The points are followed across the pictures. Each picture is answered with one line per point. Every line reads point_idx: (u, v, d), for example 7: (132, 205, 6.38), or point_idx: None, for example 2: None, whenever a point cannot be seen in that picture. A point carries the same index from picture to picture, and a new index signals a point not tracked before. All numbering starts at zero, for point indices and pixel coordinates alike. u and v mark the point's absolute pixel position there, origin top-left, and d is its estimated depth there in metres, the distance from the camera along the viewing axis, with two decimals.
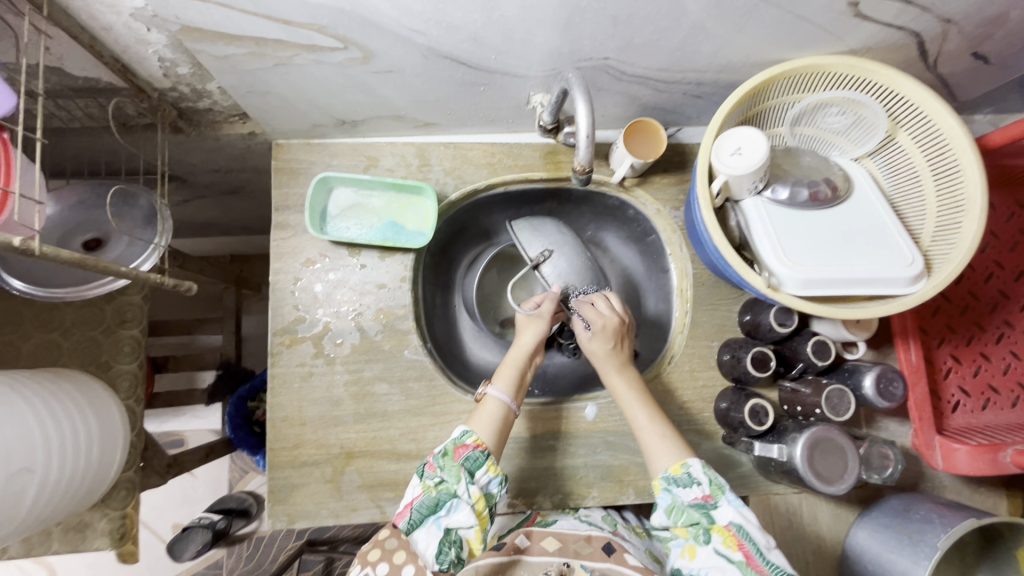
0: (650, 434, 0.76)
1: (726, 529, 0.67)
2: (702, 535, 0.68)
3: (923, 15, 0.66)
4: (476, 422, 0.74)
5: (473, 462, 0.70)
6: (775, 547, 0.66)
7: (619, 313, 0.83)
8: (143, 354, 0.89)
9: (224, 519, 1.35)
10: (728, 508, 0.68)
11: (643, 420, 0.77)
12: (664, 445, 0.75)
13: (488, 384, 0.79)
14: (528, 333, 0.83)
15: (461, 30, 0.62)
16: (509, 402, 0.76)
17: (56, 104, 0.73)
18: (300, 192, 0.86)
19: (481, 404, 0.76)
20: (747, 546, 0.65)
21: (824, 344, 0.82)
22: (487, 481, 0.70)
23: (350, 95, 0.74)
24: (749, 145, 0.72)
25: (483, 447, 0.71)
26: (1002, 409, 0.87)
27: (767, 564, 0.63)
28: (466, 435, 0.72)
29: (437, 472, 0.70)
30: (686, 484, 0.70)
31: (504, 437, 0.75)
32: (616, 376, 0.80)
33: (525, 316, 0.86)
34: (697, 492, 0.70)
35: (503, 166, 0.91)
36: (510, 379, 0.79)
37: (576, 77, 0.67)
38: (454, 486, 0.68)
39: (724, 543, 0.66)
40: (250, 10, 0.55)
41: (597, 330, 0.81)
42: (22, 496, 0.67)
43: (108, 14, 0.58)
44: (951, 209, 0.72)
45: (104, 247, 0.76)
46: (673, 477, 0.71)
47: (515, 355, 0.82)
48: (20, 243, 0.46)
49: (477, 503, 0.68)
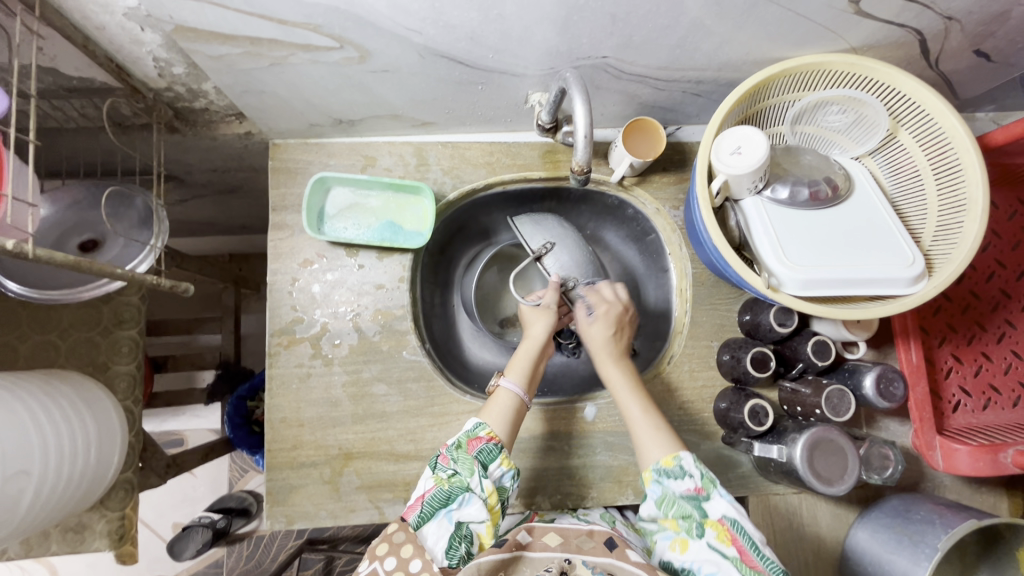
0: (642, 426, 0.74)
1: (720, 523, 0.66)
2: (695, 529, 0.67)
3: (925, 12, 0.65)
4: (489, 415, 0.74)
5: (487, 454, 0.69)
6: (767, 542, 0.65)
7: (621, 303, 0.85)
8: (141, 354, 0.89)
9: (224, 519, 1.36)
10: (721, 501, 0.67)
11: (636, 411, 0.76)
12: (655, 438, 0.73)
13: (502, 375, 0.78)
14: (539, 325, 0.83)
15: (458, 29, 0.61)
16: (522, 394, 0.76)
17: (51, 104, 0.72)
18: (297, 192, 0.85)
19: (494, 396, 0.76)
20: (741, 541, 0.64)
21: (824, 344, 0.81)
22: (500, 475, 0.69)
23: (347, 94, 0.74)
24: (749, 145, 0.71)
25: (496, 440, 0.70)
26: (1003, 409, 0.86)
27: (761, 559, 0.63)
28: (480, 427, 0.71)
29: (450, 465, 0.69)
30: (677, 476, 0.69)
31: (517, 429, 0.75)
32: (611, 366, 0.80)
33: (533, 308, 0.86)
34: (689, 484, 0.68)
35: (502, 165, 0.91)
36: (523, 370, 0.78)
37: (574, 76, 0.66)
38: (466, 479, 0.67)
39: (717, 538, 0.65)
40: (244, 9, 0.54)
41: (599, 316, 0.83)
42: (19, 498, 0.67)
43: (101, 14, 0.57)
44: (953, 208, 0.71)
45: (100, 248, 0.76)
46: (665, 469, 0.69)
47: (529, 346, 0.81)
48: (13, 246, 0.46)
49: (490, 496, 0.67)
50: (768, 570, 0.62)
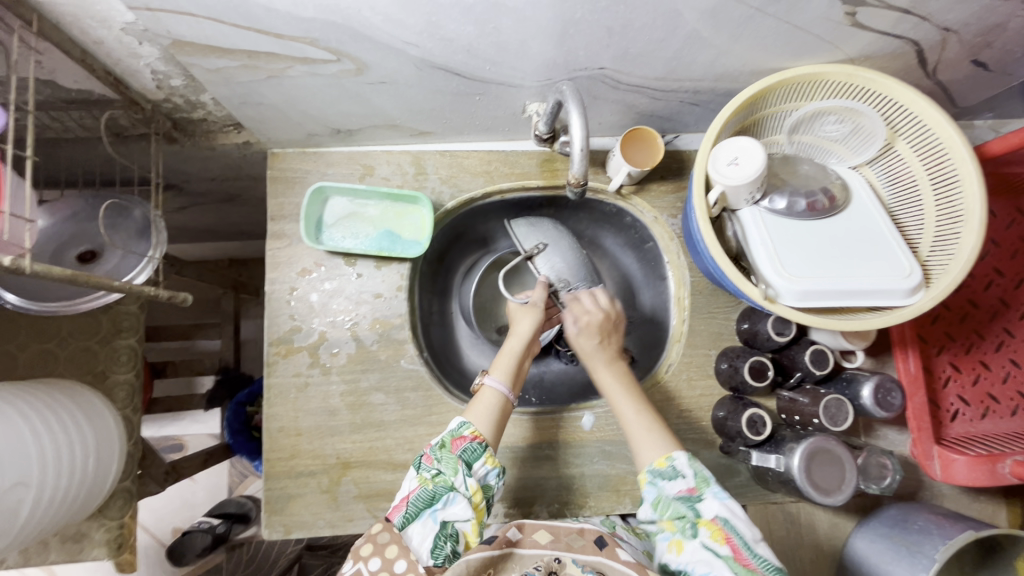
0: (636, 426, 0.74)
1: (713, 523, 0.65)
2: (689, 529, 0.66)
3: (922, 24, 0.66)
4: (473, 412, 0.74)
5: (471, 453, 0.69)
6: (761, 539, 0.64)
7: (605, 310, 0.84)
8: (140, 363, 0.89)
9: (224, 524, 1.37)
10: (714, 501, 0.66)
11: (630, 413, 0.76)
12: (648, 437, 0.73)
13: (486, 374, 0.79)
14: (525, 321, 0.83)
15: (454, 42, 0.61)
16: (507, 393, 0.76)
17: (49, 115, 0.73)
18: (295, 202, 0.85)
19: (480, 394, 0.76)
20: (734, 540, 0.63)
21: (822, 353, 0.81)
22: (484, 473, 0.69)
23: (345, 104, 0.74)
24: (746, 155, 0.71)
25: (481, 439, 0.70)
26: (1002, 418, 0.86)
27: (754, 557, 0.61)
28: (465, 426, 0.72)
29: (434, 464, 0.69)
30: (670, 477, 0.69)
31: (501, 427, 0.75)
32: (604, 371, 0.80)
33: (520, 305, 0.87)
34: (682, 485, 0.68)
35: (499, 174, 0.91)
36: (509, 366, 0.79)
37: (571, 89, 0.67)
38: (450, 478, 0.67)
39: (711, 537, 0.64)
40: (241, 24, 0.54)
41: (583, 327, 0.82)
42: (17, 510, 0.67)
43: (98, 29, 0.58)
44: (951, 218, 0.71)
45: (99, 259, 0.76)
46: (658, 471, 0.70)
47: (514, 343, 0.81)
48: (10, 262, 0.46)
49: (473, 495, 0.67)
50: (761, 569, 0.61)
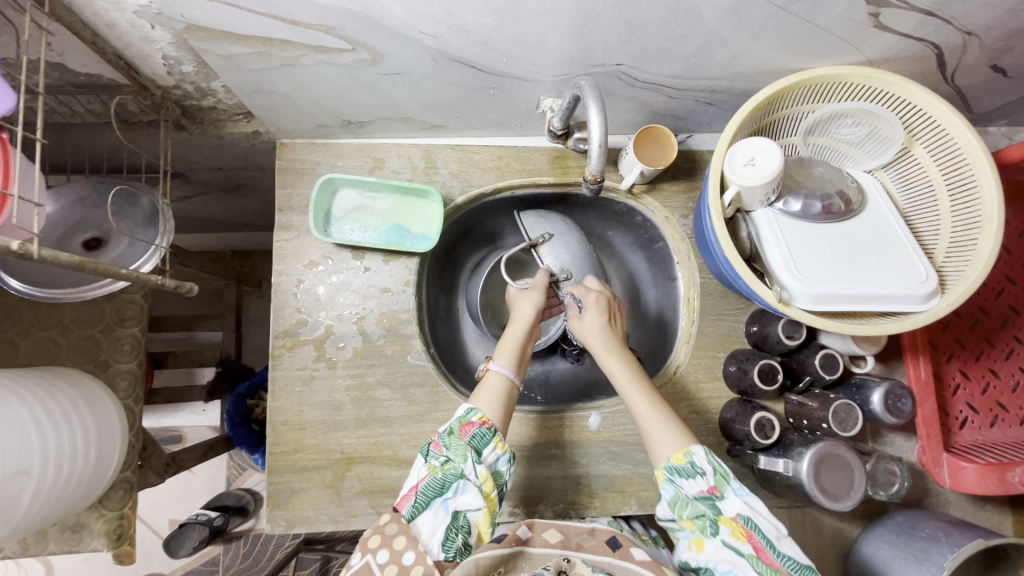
0: (651, 420, 0.71)
1: (734, 521, 0.63)
2: (710, 528, 0.63)
3: (944, 26, 0.65)
4: (480, 399, 0.72)
5: (480, 440, 0.67)
6: (786, 536, 0.62)
7: (608, 290, 0.83)
8: (143, 352, 0.88)
9: (221, 517, 1.35)
10: (735, 498, 0.64)
11: (643, 407, 0.72)
12: (664, 433, 0.70)
13: (490, 359, 0.77)
14: (525, 305, 0.81)
15: (472, 33, 0.60)
16: (511, 376, 0.75)
17: (57, 99, 0.72)
18: (304, 192, 0.85)
19: (486, 379, 0.74)
20: (756, 539, 0.61)
21: (833, 357, 0.80)
22: (494, 459, 0.68)
23: (358, 95, 0.73)
24: (763, 156, 0.70)
25: (490, 424, 0.69)
26: (1010, 427, 0.86)
27: (778, 557, 0.59)
28: (472, 412, 0.70)
29: (443, 451, 0.67)
30: (689, 475, 0.66)
31: (508, 412, 0.73)
32: (607, 357, 0.77)
33: (521, 290, 0.84)
34: (702, 484, 0.65)
35: (510, 169, 0.90)
36: (511, 352, 0.77)
37: (589, 84, 0.66)
38: (459, 465, 0.65)
39: (732, 535, 0.62)
40: (257, 9, 0.53)
41: (590, 306, 0.80)
42: (18, 498, 0.66)
43: (111, 11, 0.57)
44: (967, 225, 0.70)
45: (104, 245, 0.75)
46: (676, 467, 0.66)
47: (518, 328, 0.79)
48: (18, 247, 0.45)
49: (484, 483, 0.65)
50: (786, 568, 0.59)
